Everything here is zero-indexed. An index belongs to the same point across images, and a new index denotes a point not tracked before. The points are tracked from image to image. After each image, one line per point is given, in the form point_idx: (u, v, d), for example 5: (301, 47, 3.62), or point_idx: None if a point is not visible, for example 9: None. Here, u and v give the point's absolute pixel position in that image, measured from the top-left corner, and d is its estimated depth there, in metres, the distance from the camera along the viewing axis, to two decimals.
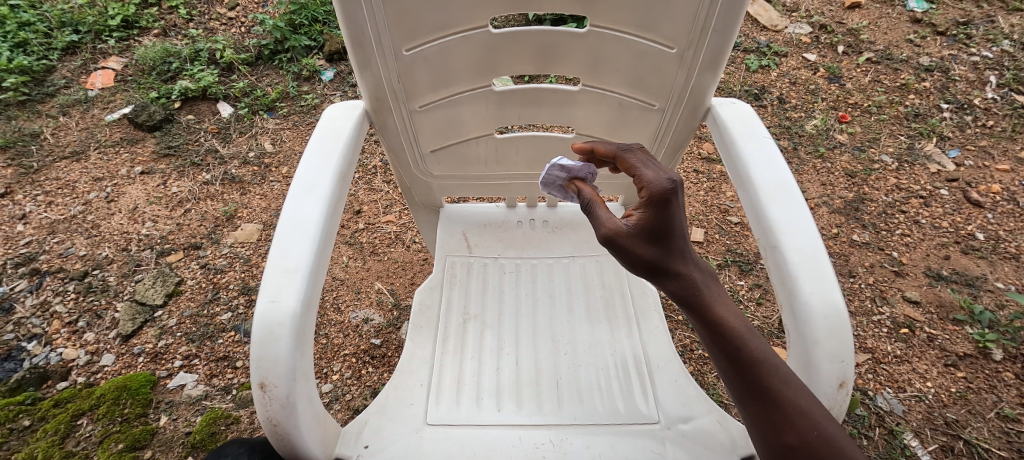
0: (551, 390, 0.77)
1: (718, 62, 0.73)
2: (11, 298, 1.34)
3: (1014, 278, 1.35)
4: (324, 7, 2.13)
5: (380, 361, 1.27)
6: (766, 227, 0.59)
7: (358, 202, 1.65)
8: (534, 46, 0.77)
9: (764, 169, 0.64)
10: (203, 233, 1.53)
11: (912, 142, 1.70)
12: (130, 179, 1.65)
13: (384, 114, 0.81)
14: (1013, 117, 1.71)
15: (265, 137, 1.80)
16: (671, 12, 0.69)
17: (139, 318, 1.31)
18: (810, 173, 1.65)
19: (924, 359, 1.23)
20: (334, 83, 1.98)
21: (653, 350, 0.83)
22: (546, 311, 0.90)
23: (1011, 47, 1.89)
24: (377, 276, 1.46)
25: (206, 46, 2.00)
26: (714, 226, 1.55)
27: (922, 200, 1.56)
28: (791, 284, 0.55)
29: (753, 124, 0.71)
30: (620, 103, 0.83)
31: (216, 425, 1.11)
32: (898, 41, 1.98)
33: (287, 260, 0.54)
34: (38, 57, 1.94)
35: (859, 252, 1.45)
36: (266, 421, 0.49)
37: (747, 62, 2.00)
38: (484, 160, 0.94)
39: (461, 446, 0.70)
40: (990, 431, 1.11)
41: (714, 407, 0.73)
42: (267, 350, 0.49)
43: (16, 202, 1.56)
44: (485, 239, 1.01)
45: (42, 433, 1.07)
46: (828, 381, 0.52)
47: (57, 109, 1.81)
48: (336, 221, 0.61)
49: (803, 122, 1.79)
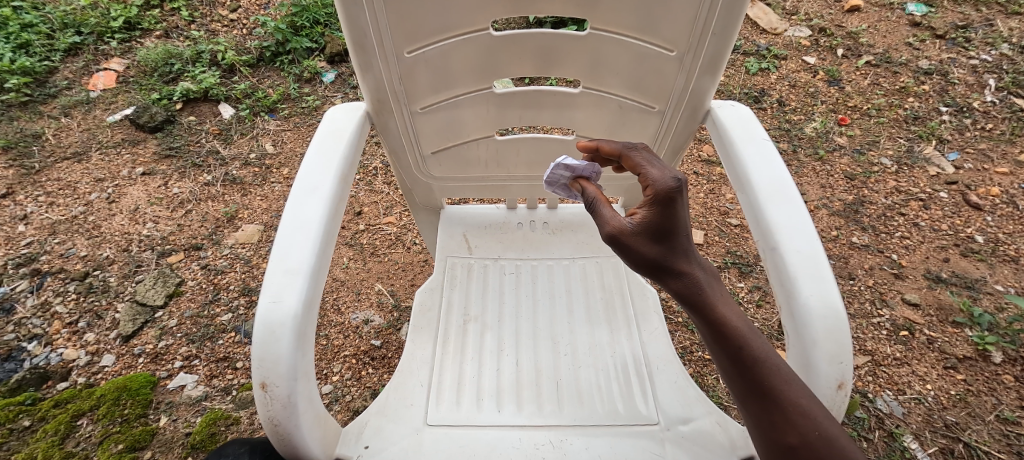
0: (551, 391, 0.78)
1: (718, 65, 0.74)
2: (11, 298, 1.34)
3: (1014, 281, 1.35)
4: (326, 9, 2.14)
5: (380, 362, 1.27)
6: (765, 229, 0.59)
7: (359, 204, 1.65)
8: (535, 49, 0.78)
9: (764, 171, 0.64)
10: (204, 234, 1.53)
11: (911, 145, 1.71)
12: (131, 180, 1.65)
13: (385, 115, 0.82)
14: (1012, 121, 1.71)
15: (266, 138, 1.81)
16: (671, 15, 0.70)
17: (140, 319, 1.31)
18: (810, 175, 1.66)
19: (923, 362, 1.23)
20: (335, 84, 1.99)
21: (653, 351, 0.83)
22: (546, 312, 0.90)
23: (1010, 50, 1.90)
24: (377, 277, 1.46)
25: (208, 48, 2.00)
26: (714, 228, 1.55)
27: (922, 202, 1.56)
28: (790, 285, 0.55)
29: (752, 127, 0.71)
30: (620, 105, 0.83)
31: (216, 426, 1.11)
32: (897, 44, 1.99)
33: (287, 261, 0.54)
34: (41, 58, 1.95)
35: (858, 254, 1.45)
36: (267, 421, 0.50)
37: (747, 65, 2.01)
38: (485, 162, 0.94)
39: (461, 446, 0.70)
40: (990, 433, 1.11)
41: (713, 408, 0.73)
42: (269, 350, 0.50)
43: (17, 203, 1.56)
44: (485, 240, 1.02)
45: (41, 433, 1.07)
46: (827, 382, 0.52)
47: (59, 110, 1.82)
48: (337, 222, 0.62)
49: (803, 125, 1.80)
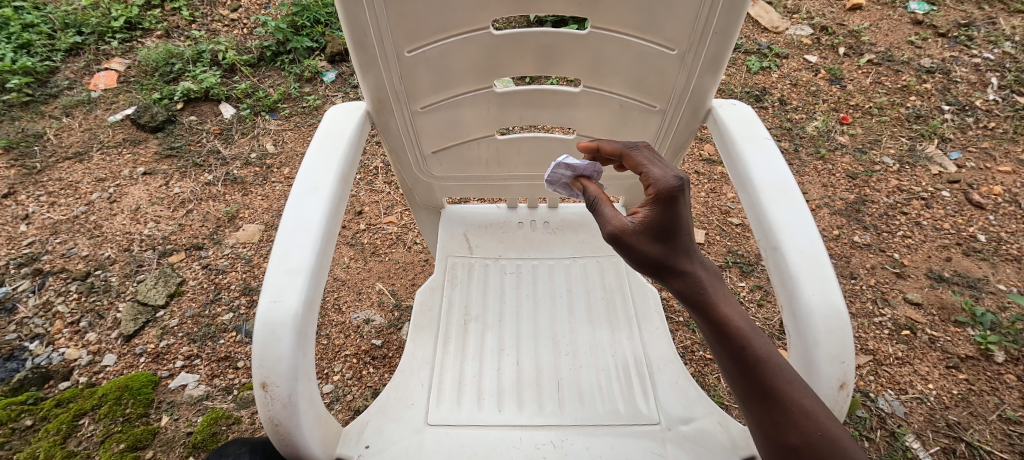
0: (552, 391, 0.78)
1: (719, 64, 0.73)
2: (13, 298, 1.34)
3: (1016, 280, 1.35)
4: (326, 9, 2.14)
5: (381, 361, 1.27)
6: (766, 229, 0.59)
7: (359, 203, 1.65)
8: (535, 48, 0.78)
9: (765, 170, 0.64)
10: (205, 234, 1.53)
11: (913, 144, 1.70)
12: (132, 180, 1.65)
13: (385, 115, 0.82)
14: (1014, 119, 1.71)
15: (267, 138, 1.81)
16: (672, 14, 0.70)
17: (141, 318, 1.32)
18: (811, 174, 1.65)
19: (925, 362, 1.22)
20: (335, 84, 1.99)
21: (653, 351, 0.83)
22: (547, 311, 0.90)
23: (1012, 49, 1.89)
24: (378, 277, 1.46)
25: (208, 47, 2.00)
26: (715, 228, 1.55)
27: (923, 202, 1.56)
28: (791, 285, 0.55)
29: (753, 126, 0.71)
30: (620, 104, 0.83)
31: (217, 425, 1.11)
32: (899, 43, 1.98)
33: (287, 261, 0.54)
34: (42, 58, 1.95)
35: (859, 254, 1.45)
36: (268, 421, 0.50)
37: (747, 64, 2.00)
38: (485, 162, 0.94)
39: (461, 446, 0.70)
40: (993, 433, 1.10)
41: (714, 408, 0.73)
42: (269, 350, 0.49)
43: (19, 203, 1.57)
44: (486, 240, 1.01)
45: (43, 433, 1.07)
46: (828, 381, 0.52)
47: (60, 110, 1.82)
48: (337, 221, 0.61)
49: (803, 124, 1.79)
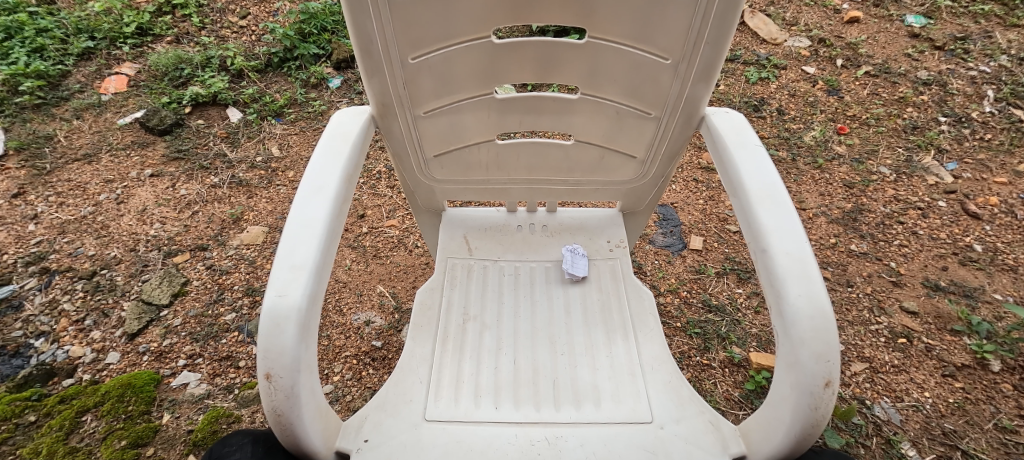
0: (547, 389, 0.79)
1: (711, 74, 0.75)
2: (21, 296, 1.36)
3: (1012, 290, 1.36)
4: (333, 17, 2.17)
5: (381, 363, 1.28)
6: (756, 232, 0.61)
7: (363, 207, 1.68)
8: (534, 55, 0.80)
9: (755, 176, 0.66)
10: (210, 235, 1.56)
11: (910, 155, 1.72)
12: (140, 182, 1.68)
13: (389, 119, 0.84)
14: (1010, 131, 1.73)
15: (273, 142, 1.84)
16: (666, 24, 0.72)
17: (145, 317, 1.33)
18: (808, 183, 1.67)
19: (921, 369, 1.23)
20: (341, 90, 2.02)
21: (647, 353, 0.84)
22: (544, 312, 0.91)
23: (1009, 62, 1.92)
24: (379, 279, 1.48)
25: (217, 53, 2.04)
26: (713, 234, 1.57)
27: (919, 211, 1.57)
28: (778, 287, 0.55)
29: (745, 134, 0.73)
30: (617, 111, 0.85)
31: (217, 424, 1.12)
32: (896, 55, 2.02)
33: (293, 256, 0.56)
34: (55, 62, 2.00)
35: (856, 262, 1.47)
36: (270, 410, 0.51)
37: (747, 74, 2.03)
38: (485, 166, 0.96)
39: (459, 443, 0.71)
40: (988, 441, 1.10)
41: (706, 408, 0.74)
42: (274, 342, 0.51)
43: (28, 202, 1.59)
44: (485, 242, 1.03)
45: (47, 428, 1.09)
46: (812, 379, 0.52)
47: (71, 113, 1.86)
48: (342, 220, 0.64)
49: (801, 133, 1.81)
